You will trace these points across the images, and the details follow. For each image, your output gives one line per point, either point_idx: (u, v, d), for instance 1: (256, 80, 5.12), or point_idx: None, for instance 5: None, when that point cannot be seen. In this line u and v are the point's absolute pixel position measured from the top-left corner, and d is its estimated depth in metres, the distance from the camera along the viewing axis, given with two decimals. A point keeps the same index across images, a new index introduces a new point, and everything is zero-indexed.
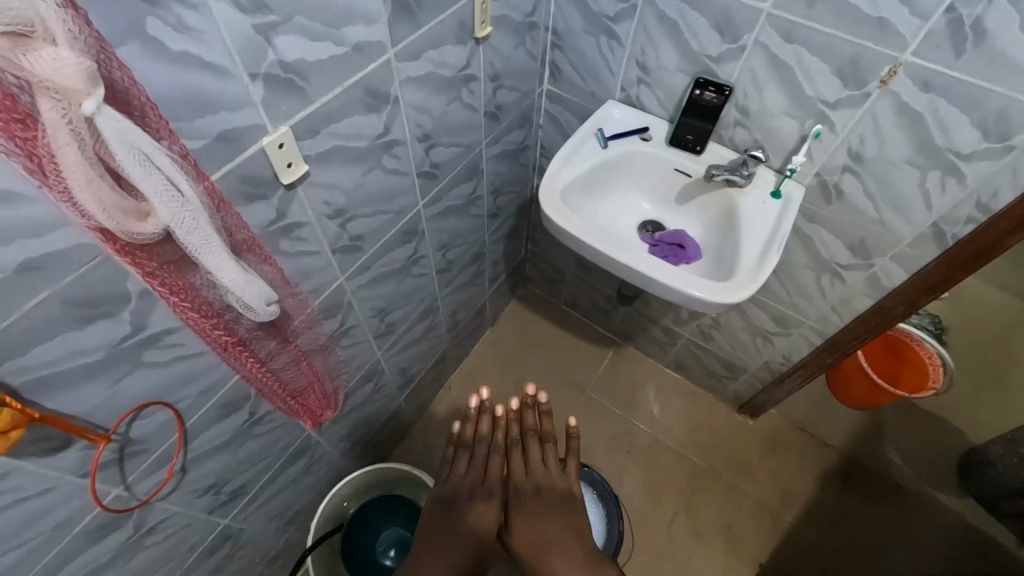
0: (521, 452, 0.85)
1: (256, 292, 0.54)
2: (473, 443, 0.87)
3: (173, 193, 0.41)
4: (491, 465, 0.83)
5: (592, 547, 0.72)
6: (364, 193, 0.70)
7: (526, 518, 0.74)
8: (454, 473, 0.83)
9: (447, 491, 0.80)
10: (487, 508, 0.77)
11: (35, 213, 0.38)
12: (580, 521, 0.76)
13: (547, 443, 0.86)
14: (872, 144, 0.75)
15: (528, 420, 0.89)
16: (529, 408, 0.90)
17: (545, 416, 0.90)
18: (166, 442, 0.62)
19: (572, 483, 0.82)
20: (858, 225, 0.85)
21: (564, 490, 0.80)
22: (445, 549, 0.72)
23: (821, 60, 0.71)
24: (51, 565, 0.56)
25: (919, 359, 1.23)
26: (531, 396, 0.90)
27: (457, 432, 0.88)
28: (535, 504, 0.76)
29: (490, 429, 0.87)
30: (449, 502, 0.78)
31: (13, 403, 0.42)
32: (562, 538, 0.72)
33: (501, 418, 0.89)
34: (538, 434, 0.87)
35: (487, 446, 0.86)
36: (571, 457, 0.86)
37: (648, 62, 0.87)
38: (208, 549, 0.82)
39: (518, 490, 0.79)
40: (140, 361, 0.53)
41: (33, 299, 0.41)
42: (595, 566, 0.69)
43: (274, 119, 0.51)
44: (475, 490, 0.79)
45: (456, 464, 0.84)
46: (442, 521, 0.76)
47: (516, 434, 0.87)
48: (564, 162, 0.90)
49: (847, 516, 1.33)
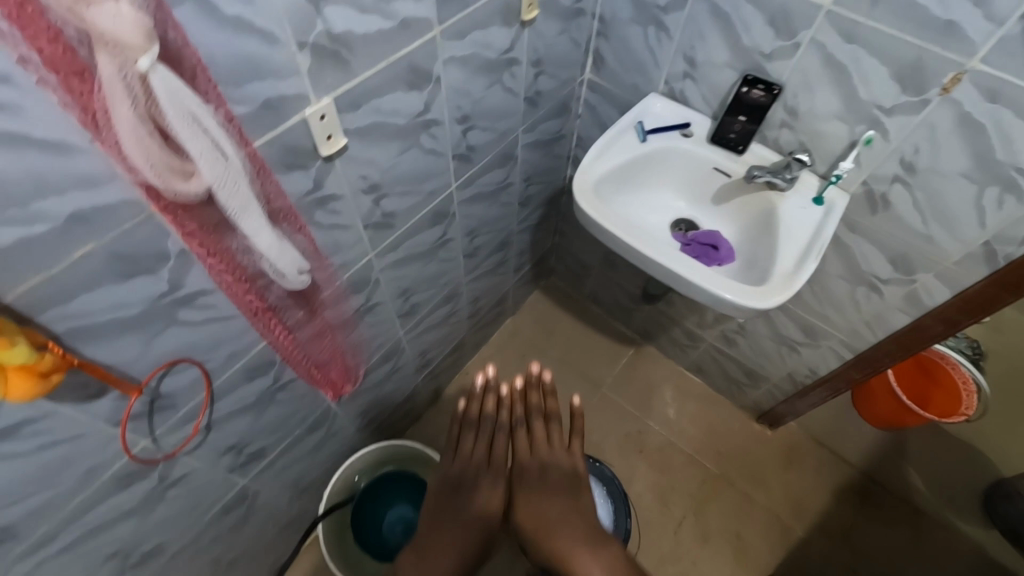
0: (526, 431, 0.85)
1: (289, 260, 0.55)
2: (477, 421, 0.86)
3: (217, 153, 0.42)
4: (495, 445, 0.84)
5: (593, 522, 0.74)
6: (399, 172, 0.70)
7: (529, 495, 0.76)
8: (460, 452, 0.83)
9: (452, 471, 0.81)
10: (492, 490, 0.78)
11: (88, 166, 0.39)
12: (583, 501, 0.76)
13: (552, 422, 0.86)
14: (926, 154, 0.72)
15: (533, 399, 0.88)
16: (533, 387, 0.89)
17: (549, 396, 0.88)
18: (194, 400, 0.64)
19: (577, 462, 0.82)
20: (902, 239, 0.82)
21: (570, 469, 0.80)
22: (453, 527, 0.75)
23: (881, 63, 0.68)
24: (81, 507, 0.59)
25: (951, 381, 1.19)
26: (536, 375, 0.88)
27: (460, 409, 0.86)
28: (539, 481, 0.77)
29: (495, 407, 0.86)
30: (454, 483, 0.80)
31: (54, 347, 0.44)
32: (564, 515, 0.74)
33: (506, 397, 0.87)
34: (543, 413, 0.87)
35: (492, 426, 0.85)
36: (576, 438, 0.85)
37: (696, 56, 0.84)
38: (226, 507, 0.85)
39: (522, 467, 0.80)
40: (174, 319, 0.54)
41: (80, 249, 0.42)
42: (598, 540, 0.71)
43: (317, 89, 0.51)
44: (481, 469, 0.81)
45: (461, 441, 0.84)
46: (445, 503, 0.78)
47: (521, 413, 0.87)
48: (600, 154, 0.89)
49: (860, 534, 1.30)
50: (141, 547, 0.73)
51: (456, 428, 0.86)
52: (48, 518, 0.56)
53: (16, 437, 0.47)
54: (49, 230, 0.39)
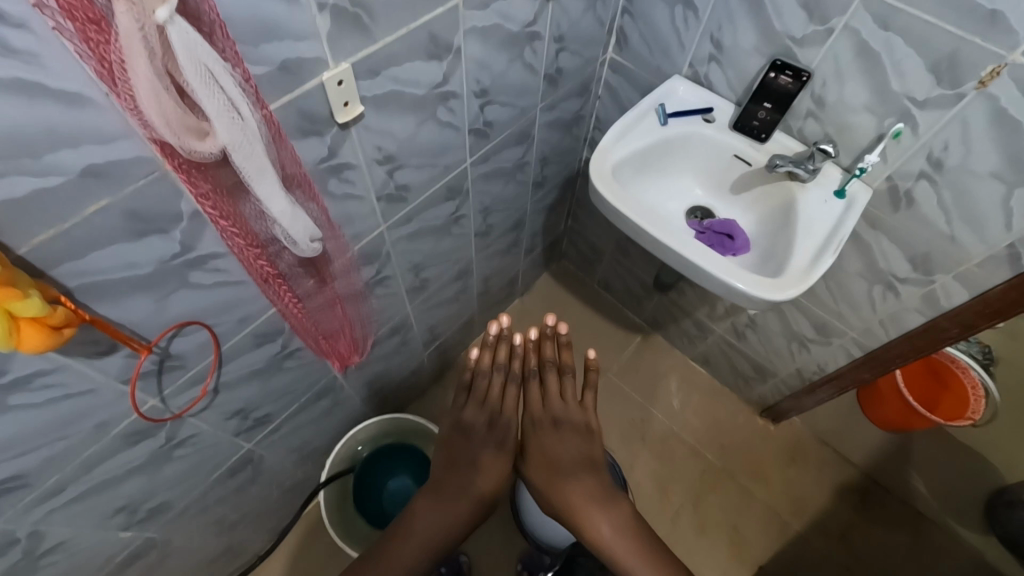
0: (539, 384, 0.87)
1: (301, 226, 0.54)
2: (489, 371, 0.85)
3: (234, 114, 0.41)
4: (506, 393, 0.85)
5: (605, 479, 0.81)
6: (415, 144, 0.69)
7: (545, 449, 0.82)
8: (469, 404, 0.84)
9: (464, 419, 0.83)
10: (498, 453, 0.82)
11: (102, 120, 0.39)
12: (595, 455, 0.82)
13: (566, 375, 0.87)
14: (957, 151, 0.70)
15: (547, 352, 0.88)
16: (548, 339, 0.88)
17: (564, 348, 0.89)
18: (202, 362, 0.64)
19: (590, 417, 0.85)
20: (923, 238, 0.80)
21: (582, 423, 0.84)
22: (464, 476, 0.80)
23: (916, 53, 0.65)
24: (90, 461, 0.60)
25: (960, 386, 1.18)
26: (551, 328, 0.88)
27: (472, 358, 0.86)
28: (555, 439, 0.82)
29: (507, 359, 0.86)
30: (466, 433, 0.83)
31: (67, 302, 0.44)
32: (578, 472, 0.81)
33: (518, 347, 0.87)
34: (556, 366, 0.87)
35: (504, 374, 0.86)
36: (589, 392, 0.87)
37: (724, 38, 0.82)
38: (231, 469, 0.86)
39: (535, 421, 0.84)
40: (186, 281, 0.54)
41: (94, 206, 0.42)
42: (608, 497, 0.80)
43: (336, 54, 0.50)
44: (493, 422, 0.83)
45: (471, 394, 0.84)
46: (460, 454, 0.82)
47: (534, 365, 0.87)
48: (620, 136, 0.87)
49: (857, 532, 1.30)
50: (148, 503, 0.74)
51: (467, 377, 0.86)
52: (57, 470, 0.57)
53: (27, 390, 0.47)
54: (64, 183, 0.39)
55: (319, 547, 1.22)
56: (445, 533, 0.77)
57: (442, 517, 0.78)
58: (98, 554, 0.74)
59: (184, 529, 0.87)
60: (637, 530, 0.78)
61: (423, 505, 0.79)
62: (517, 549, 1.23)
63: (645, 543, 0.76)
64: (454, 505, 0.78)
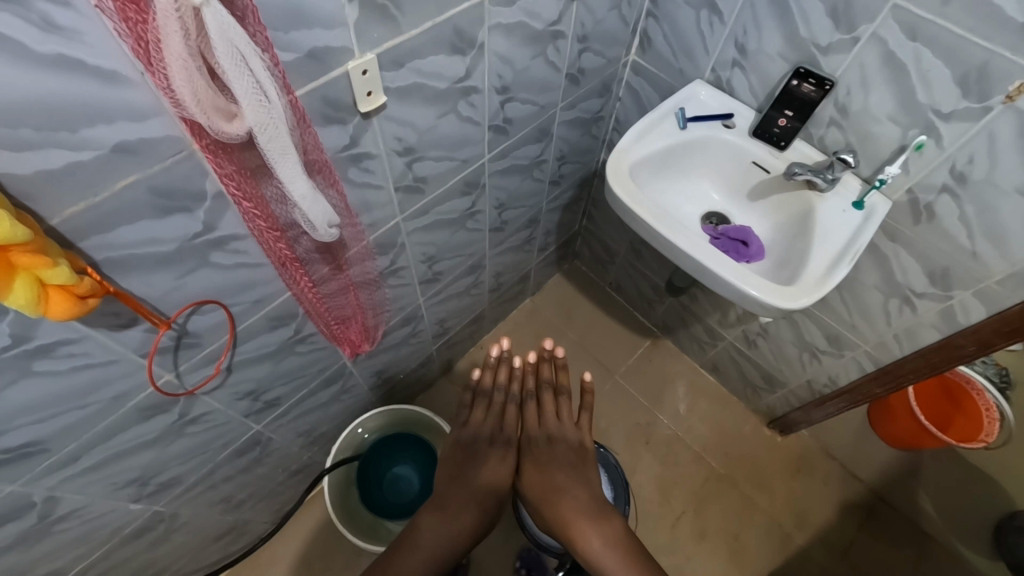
0: (536, 403, 0.93)
1: (321, 212, 0.55)
2: (491, 391, 0.94)
3: (261, 98, 0.42)
4: (506, 411, 0.92)
5: (597, 494, 0.83)
6: (435, 136, 0.70)
7: (538, 464, 0.86)
8: (472, 417, 0.91)
9: (466, 434, 0.90)
10: (499, 464, 0.86)
11: (136, 97, 0.40)
12: (588, 472, 0.86)
13: (561, 396, 0.95)
14: (981, 165, 0.69)
15: (545, 373, 0.96)
16: (546, 361, 0.97)
17: (560, 370, 0.97)
18: (218, 341, 0.66)
19: (584, 436, 0.91)
20: (944, 252, 0.79)
21: (576, 442, 0.90)
22: (462, 486, 0.83)
23: (944, 64, 0.65)
24: (105, 432, 0.62)
25: (976, 407, 1.11)
26: (549, 350, 0.96)
27: (475, 378, 0.95)
28: (550, 453, 0.87)
29: (507, 379, 0.95)
30: (469, 446, 0.88)
31: (93, 273, 0.45)
32: (572, 485, 0.83)
33: (517, 369, 0.95)
34: (552, 387, 0.95)
35: (504, 395, 0.94)
36: (583, 413, 0.94)
37: (748, 44, 0.81)
38: (239, 449, 0.88)
39: (530, 439, 0.89)
40: (206, 260, 0.56)
41: (123, 181, 0.43)
42: (600, 511, 0.81)
43: (362, 44, 0.51)
44: (493, 437, 0.89)
45: (473, 410, 0.92)
46: (460, 463, 0.86)
47: (532, 386, 0.95)
48: (639, 137, 0.87)
49: (863, 551, 1.29)
50: (159, 477, 0.76)
51: (470, 396, 0.95)
52: (74, 438, 0.59)
53: (50, 357, 0.49)
54: (97, 157, 0.41)
55: (320, 532, 1.24)
56: (449, 543, 0.79)
57: (448, 528, 0.80)
58: (108, 524, 0.76)
59: (191, 505, 0.89)
60: (629, 544, 0.77)
61: (428, 517, 0.81)
62: (516, 545, 1.24)
63: (637, 556, 0.76)
64: (459, 514, 0.81)
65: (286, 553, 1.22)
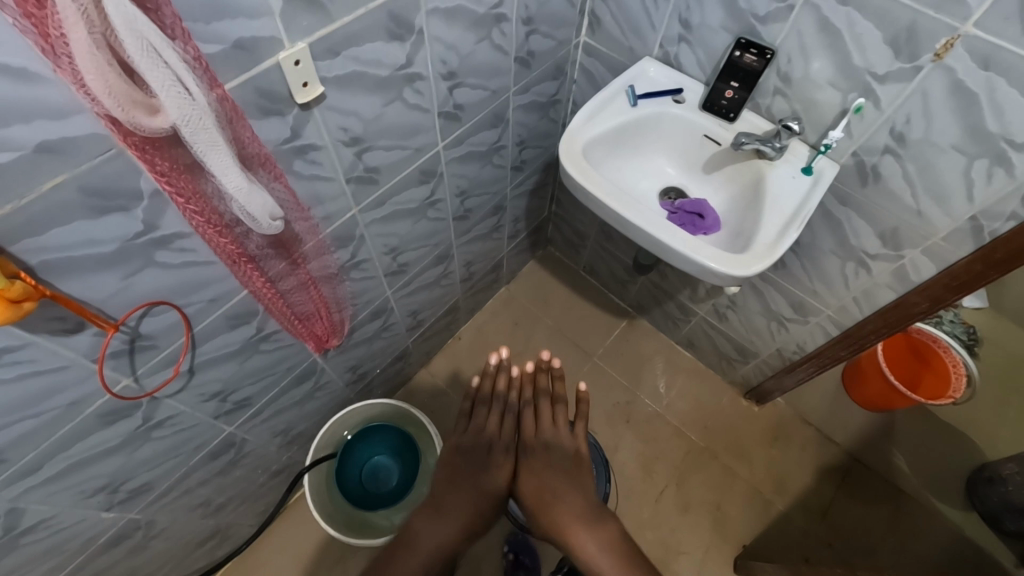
0: (532, 413, 0.93)
1: (260, 205, 0.55)
2: (490, 398, 0.94)
3: (181, 90, 0.42)
4: (504, 422, 0.91)
5: (592, 498, 0.84)
6: (381, 125, 0.70)
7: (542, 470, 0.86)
8: (472, 425, 0.90)
9: (467, 440, 0.89)
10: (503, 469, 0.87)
11: (51, 94, 0.39)
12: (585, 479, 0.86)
13: (557, 404, 0.94)
14: (918, 125, 0.70)
15: (542, 383, 0.96)
16: (543, 371, 0.98)
17: (557, 379, 0.97)
18: (175, 342, 0.66)
19: (579, 444, 0.91)
20: (891, 213, 0.81)
21: (571, 450, 0.89)
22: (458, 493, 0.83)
23: (875, 28, 0.66)
24: (65, 440, 0.61)
25: (942, 365, 1.17)
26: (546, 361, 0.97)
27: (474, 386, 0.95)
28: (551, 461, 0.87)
29: (507, 387, 0.94)
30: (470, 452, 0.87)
31: (27, 277, 0.45)
32: (567, 491, 0.83)
33: (516, 379, 0.95)
34: (549, 396, 0.95)
35: (503, 404, 0.93)
36: (580, 419, 0.94)
37: (692, 18, 0.82)
38: (213, 451, 0.88)
39: (528, 446, 0.88)
40: (152, 259, 0.55)
41: (50, 181, 0.43)
42: (595, 516, 0.81)
43: (291, 33, 0.51)
44: (494, 444, 0.88)
45: (474, 416, 0.92)
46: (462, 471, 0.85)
47: (529, 395, 0.95)
48: (590, 116, 0.88)
49: (844, 511, 1.31)
50: (129, 483, 0.76)
51: (469, 403, 0.94)
52: (33, 447, 0.58)
53: None
54: (17, 158, 0.40)
55: (306, 531, 1.24)
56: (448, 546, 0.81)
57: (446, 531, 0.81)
58: (81, 534, 0.75)
59: (168, 511, 0.89)
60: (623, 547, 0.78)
61: (425, 521, 0.82)
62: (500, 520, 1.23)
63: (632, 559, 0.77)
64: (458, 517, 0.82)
65: (271, 554, 1.22)
